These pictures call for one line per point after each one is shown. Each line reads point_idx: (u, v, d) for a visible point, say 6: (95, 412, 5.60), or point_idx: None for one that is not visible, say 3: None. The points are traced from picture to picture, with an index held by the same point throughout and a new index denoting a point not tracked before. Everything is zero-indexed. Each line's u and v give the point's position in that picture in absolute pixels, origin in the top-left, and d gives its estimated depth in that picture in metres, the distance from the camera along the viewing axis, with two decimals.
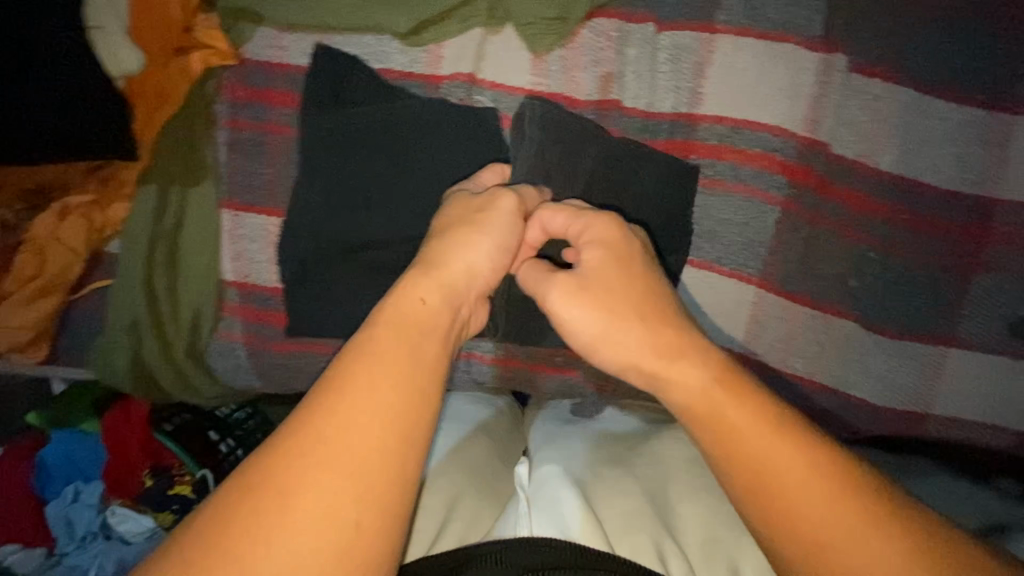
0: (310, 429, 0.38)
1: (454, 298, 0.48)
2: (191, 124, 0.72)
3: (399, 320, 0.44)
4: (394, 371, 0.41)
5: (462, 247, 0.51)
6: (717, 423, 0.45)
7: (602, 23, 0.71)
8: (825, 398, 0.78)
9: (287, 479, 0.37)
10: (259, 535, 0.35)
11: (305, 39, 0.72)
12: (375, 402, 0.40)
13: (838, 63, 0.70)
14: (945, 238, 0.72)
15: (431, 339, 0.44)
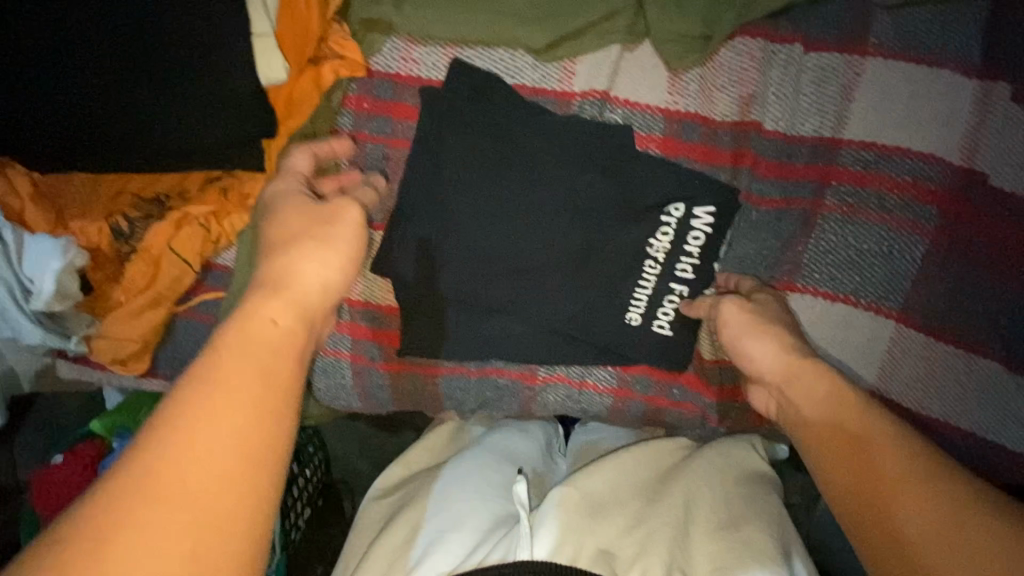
0: (165, 430, 0.40)
1: (291, 313, 0.50)
2: (317, 137, 0.70)
3: (247, 338, 0.46)
4: (264, 373, 0.44)
5: (312, 263, 0.53)
6: (806, 393, 0.59)
7: (745, 43, 0.69)
8: (969, 449, 0.70)
9: (174, 474, 0.38)
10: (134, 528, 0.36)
11: (438, 51, 0.70)
12: (228, 412, 0.42)
13: (999, 90, 0.66)
14: None
15: (286, 357, 0.47)
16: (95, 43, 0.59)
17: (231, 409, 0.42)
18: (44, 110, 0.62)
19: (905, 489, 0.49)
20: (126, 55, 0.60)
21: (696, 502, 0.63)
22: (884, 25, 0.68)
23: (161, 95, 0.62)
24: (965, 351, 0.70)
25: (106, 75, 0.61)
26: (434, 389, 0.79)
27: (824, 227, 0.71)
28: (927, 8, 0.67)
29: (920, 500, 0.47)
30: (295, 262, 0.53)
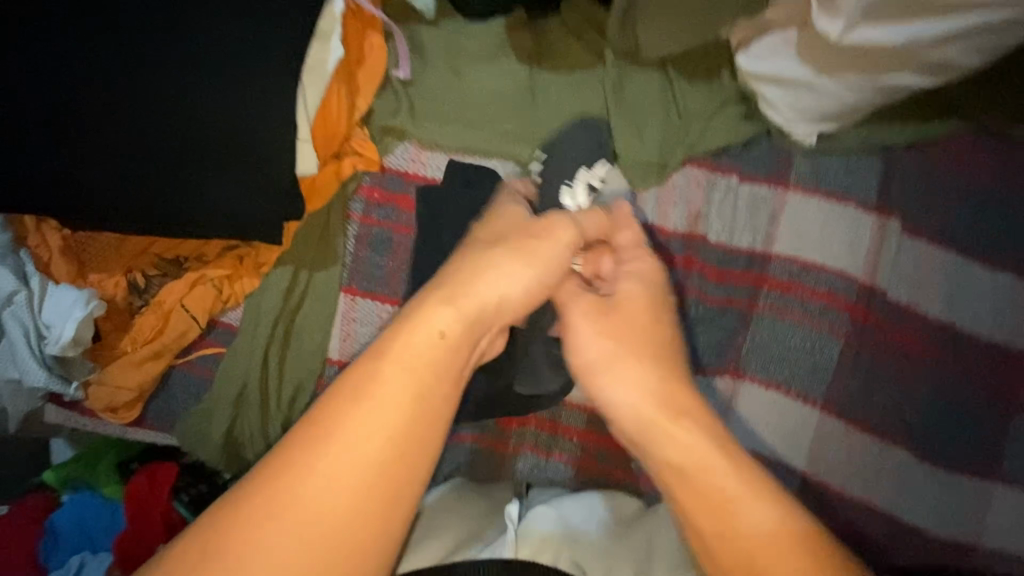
0: (338, 420, 0.47)
1: (465, 330, 0.53)
2: (331, 217, 0.81)
3: (416, 345, 0.51)
4: (418, 390, 0.49)
5: (497, 278, 0.56)
6: (693, 462, 0.53)
7: (694, 171, 0.85)
8: (882, 526, 0.80)
9: (331, 457, 0.46)
10: (299, 489, 0.44)
11: (441, 156, 0.83)
12: (399, 393, 0.48)
13: (893, 226, 0.83)
14: (986, 381, 0.81)
15: (445, 375, 0.51)
16: (163, 129, 0.70)
17: (403, 399, 0.48)
18: (103, 181, 0.71)
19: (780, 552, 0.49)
20: (183, 140, 0.71)
21: (656, 542, 0.69)
22: (802, 167, 0.85)
23: (228, 178, 0.72)
24: (877, 438, 0.81)
25: (181, 157, 0.71)
26: None
27: (758, 324, 0.84)
28: (834, 157, 0.85)
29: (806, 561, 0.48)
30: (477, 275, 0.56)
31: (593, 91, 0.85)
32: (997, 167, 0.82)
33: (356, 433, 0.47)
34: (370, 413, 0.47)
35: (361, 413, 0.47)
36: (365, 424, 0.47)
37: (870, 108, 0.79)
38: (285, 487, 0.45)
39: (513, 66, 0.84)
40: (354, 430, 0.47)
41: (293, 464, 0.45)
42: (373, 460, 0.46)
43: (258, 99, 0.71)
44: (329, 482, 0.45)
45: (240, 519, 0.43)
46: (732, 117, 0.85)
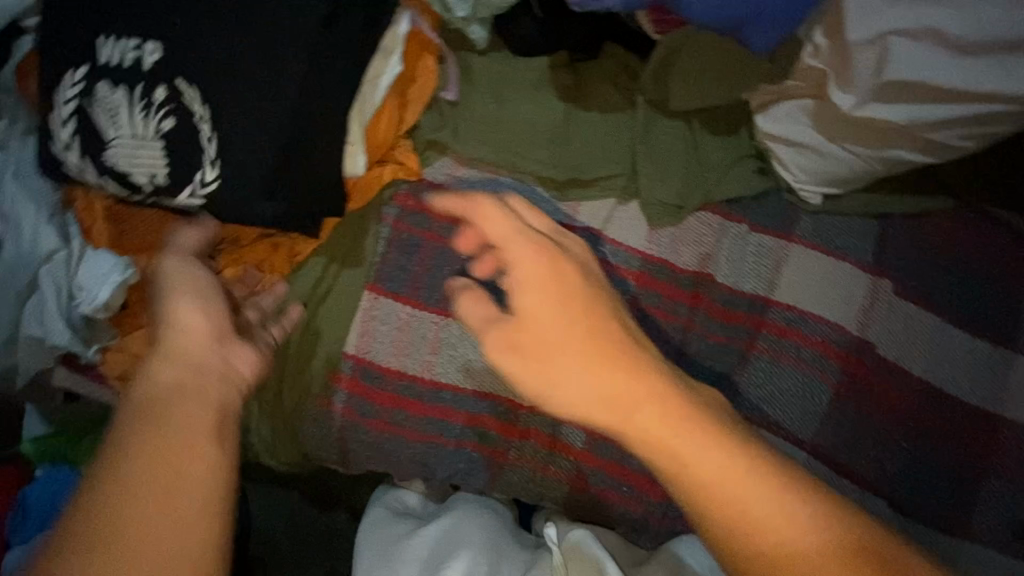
0: (122, 473, 0.49)
1: (188, 364, 0.60)
2: (365, 218, 0.85)
3: (162, 369, 0.58)
4: (191, 420, 0.55)
5: (168, 313, 0.64)
6: (674, 460, 0.51)
7: (708, 216, 0.92)
8: None
9: (138, 506, 0.48)
10: (127, 537, 0.47)
11: (476, 172, 0.89)
12: (188, 422, 0.54)
13: (883, 285, 0.90)
14: (964, 442, 0.86)
15: (176, 387, 0.57)
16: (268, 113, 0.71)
17: (214, 431, 0.55)
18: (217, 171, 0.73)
19: (805, 534, 0.49)
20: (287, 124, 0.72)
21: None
22: (806, 223, 0.92)
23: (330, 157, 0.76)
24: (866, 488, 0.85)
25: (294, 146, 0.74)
26: (409, 454, 0.85)
27: (756, 366, 0.88)
28: (836, 218, 0.92)
29: (817, 520, 0.49)
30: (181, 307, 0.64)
31: (623, 134, 0.92)
32: (981, 242, 0.90)
33: (135, 491, 0.49)
34: (142, 479, 0.49)
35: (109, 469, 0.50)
36: (146, 483, 0.49)
37: (871, 177, 0.87)
38: (110, 550, 0.46)
39: (552, 103, 0.92)
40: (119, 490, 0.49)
41: (104, 538, 0.46)
42: (165, 506, 0.49)
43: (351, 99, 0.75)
44: (97, 551, 0.45)
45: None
46: (746, 171, 0.92)
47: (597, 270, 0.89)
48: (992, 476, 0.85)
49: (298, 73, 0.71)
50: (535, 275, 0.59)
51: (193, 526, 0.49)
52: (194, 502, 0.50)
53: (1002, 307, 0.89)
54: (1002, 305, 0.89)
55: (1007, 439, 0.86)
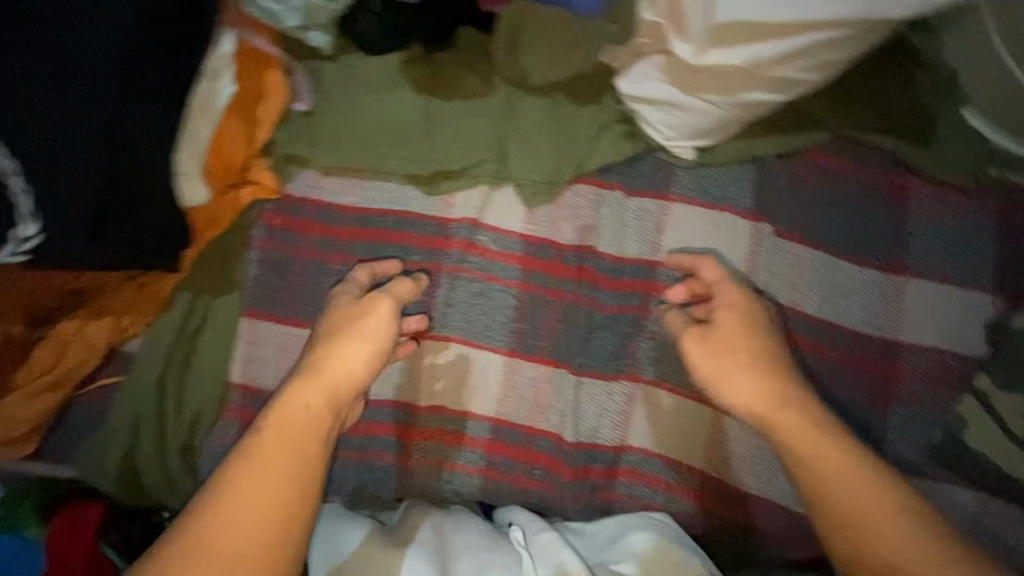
0: (225, 485, 0.63)
1: (286, 410, 0.68)
2: (230, 244, 0.83)
3: (297, 418, 0.68)
4: (278, 456, 0.65)
5: (346, 354, 0.73)
6: (808, 480, 0.69)
7: (583, 188, 0.91)
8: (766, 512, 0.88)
9: (226, 519, 0.61)
10: (208, 547, 0.60)
11: (340, 180, 0.88)
12: (273, 457, 0.65)
13: (764, 230, 0.89)
14: (865, 374, 0.86)
15: (310, 440, 0.67)
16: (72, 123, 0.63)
17: (294, 467, 0.65)
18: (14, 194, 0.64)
19: (891, 523, 0.65)
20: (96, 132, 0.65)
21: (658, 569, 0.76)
22: (683, 179, 0.91)
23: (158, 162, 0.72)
24: None
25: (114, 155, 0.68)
26: None
27: (652, 330, 0.89)
28: (713, 169, 0.91)
29: (900, 522, 0.64)
30: (333, 351, 0.73)
31: (486, 118, 0.90)
32: (858, 170, 0.89)
33: (240, 497, 0.62)
34: (246, 491, 0.63)
35: (229, 479, 0.64)
36: (247, 495, 0.63)
37: (737, 124, 0.86)
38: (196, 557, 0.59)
39: (409, 97, 0.90)
40: (225, 498, 0.62)
41: (198, 537, 0.60)
42: (254, 528, 0.61)
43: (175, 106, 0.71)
44: (194, 555, 0.60)
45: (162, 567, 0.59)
46: (615, 137, 0.91)
47: (480, 260, 0.88)
48: (899, 403, 0.85)
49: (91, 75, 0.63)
50: (734, 318, 0.78)
51: (266, 545, 0.61)
52: (264, 539, 0.61)
53: (888, 233, 0.87)
54: (889, 231, 0.87)
55: (907, 364, 0.85)
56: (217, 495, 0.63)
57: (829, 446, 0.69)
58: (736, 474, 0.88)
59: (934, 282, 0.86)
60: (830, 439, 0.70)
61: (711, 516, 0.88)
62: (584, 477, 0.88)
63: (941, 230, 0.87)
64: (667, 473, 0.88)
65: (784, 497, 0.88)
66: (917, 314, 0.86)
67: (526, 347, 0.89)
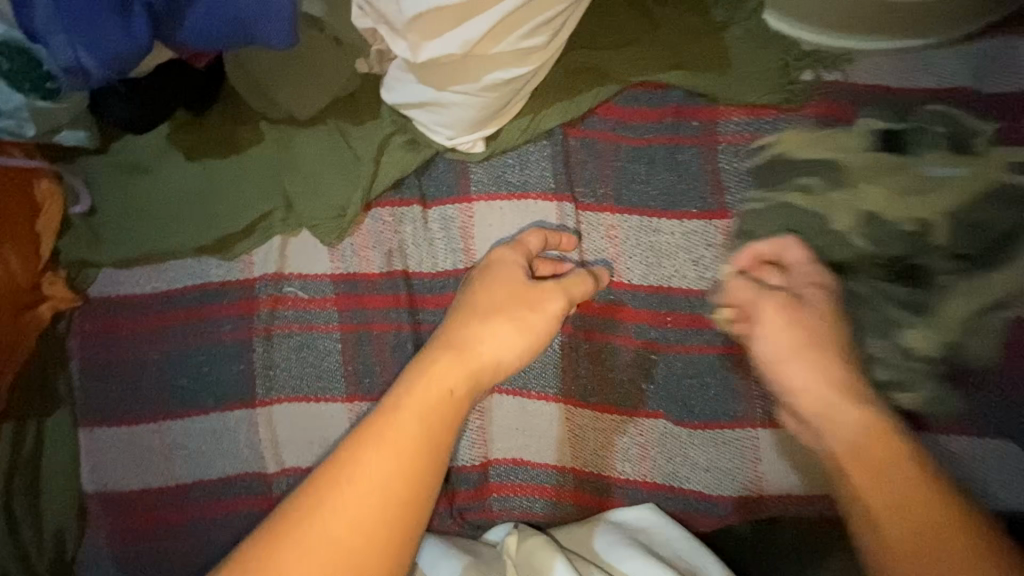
0: (349, 452, 0.55)
1: (445, 396, 0.60)
2: (46, 361, 0.84)
3: (433, 391, 0.59)
4: (418, 442, 0.56)
5: (496, 338, 0.66)
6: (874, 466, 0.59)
7: (380, 212, 0.87)
8: (651, 496, 0.82)
9: (336, 491, 0.53)
10: (319, 517, 0.52)
11: (137, 271, 0.87)
12: (416, 431, 0.56)
13: (570, 207, 0.82)
14: (712, 332, 0.79)
15: (447, 424, 0.58)
16: None
17: (416, 448, 0.56)
18: None
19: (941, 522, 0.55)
20: None
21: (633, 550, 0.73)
22: (478, 175, 0.85)
23: None
24: (627, 416, 0.82)
25: None
26: (187, 563, 0.84)
27: None
28: (505, 157, 0.85)
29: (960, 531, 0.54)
30: (485, 335, 0.66)
31: (264, 167, 0.87)
32: (657, 116, 0.80)
33: (359, 472, 0.53)
34: (376, 466, 0.54)
35: (356, 455, 0.54)
36: (367, 471, 0.54)
37: (506, 106, 0.79)
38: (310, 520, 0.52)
39: (183, 167, 0.87)
40: (350, 481, 0.53)
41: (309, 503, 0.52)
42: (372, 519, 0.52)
43: None
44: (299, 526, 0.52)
45: (271, 537, 0.52)
46: (397, 150, 0.86)
47: (292, 312, 0.86)
48: None
49: None
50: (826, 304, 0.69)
51: (374, 529, 0.52)
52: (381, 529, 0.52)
53: (705, 174, 0.79)
54: (705, 172, 0.79)
55: None
56: (352, 468, 0.54)
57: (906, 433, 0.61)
58: (607, 464, 0.83)
59: (765, 216, 0.77)
60: (841, 418, 0.64)
61: (591, 512, 0.83)
62: (450, 502, 0.85)
63: (759, 157, 0.77)
64: (539, 479, 0.84)
65: (663, 478, 0.82)
66: None
67: (363, 388, 0.85)
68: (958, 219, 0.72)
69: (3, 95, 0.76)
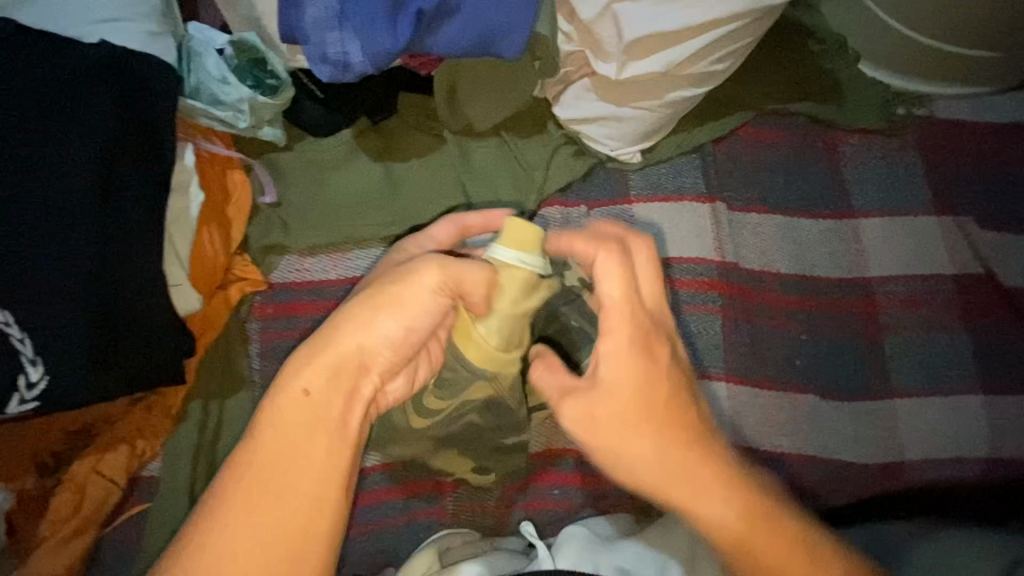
0: (227, 480, 0.55)
1: (300, 418, 0.56)
2: (230, 343, 0.85)
3: (284, 405, 0.56)
4: (302, 484, 0.54)
5: (355, 326, 0.57)
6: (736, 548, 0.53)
7: (550, 210, 0.97)
8: (811, 469, 0.89)
9: (214, 528, 0.53)
10: (211, 548, 0.52)
11: (321, 258, 0.92)
12: (268, 476, 0.54)
13: (721, 208, 0.96)
14: (850, 313, 0.93)
15: (302, 469, 0.55)
16: (72, 243, 0.66)
17: (300, 510, 0.54)
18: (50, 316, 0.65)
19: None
20: (85, 252, 0.67)
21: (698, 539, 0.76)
22: (637, 181, 0.98)
23: (123, 260, 0.71)
24: (783, 390, 0.91)
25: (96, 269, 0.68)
26: (364, 551, 0.84)
27: (694, 319, 0.92)
28: (660, 166, 0.98)
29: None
30: (338, 322, 0.57)
31: (445, 168, 0.96)
32: (789, 137, 0.98)
33: (235, 508, 0.53)
34: (257, 494, 0.54)
35: (247, 483, 0.54)
36: (239, 507, 0.53)
37: (671, 122, 0.93)
38: (204, 547, 0.52)
39: (369, 166, 0.94)
40: (241, 512, 0.53)
41: (209, 534, 0.53)
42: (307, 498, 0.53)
43: (146, 218, 0.73)
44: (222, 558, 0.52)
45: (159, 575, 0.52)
46: (566, 158, 0.98)
47: None
48: (890, 330, 0.92)
49: (79, 203, 0.67)
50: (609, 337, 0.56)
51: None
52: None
53: (832, 184, 0.96)
54: (832, 183, 0.96)
55: (885, 297, 0.93)
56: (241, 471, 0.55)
57: (643, 451, 0.54)
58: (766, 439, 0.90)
59: (883, 217, 0.94)
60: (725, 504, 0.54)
61: None
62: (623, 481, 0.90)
63: (871, 171, 0.96)
64: None
65: (816, 450, 0.90)
66: (875, 249, 0.94)
67: None
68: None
69: (228, 88, 0.83)
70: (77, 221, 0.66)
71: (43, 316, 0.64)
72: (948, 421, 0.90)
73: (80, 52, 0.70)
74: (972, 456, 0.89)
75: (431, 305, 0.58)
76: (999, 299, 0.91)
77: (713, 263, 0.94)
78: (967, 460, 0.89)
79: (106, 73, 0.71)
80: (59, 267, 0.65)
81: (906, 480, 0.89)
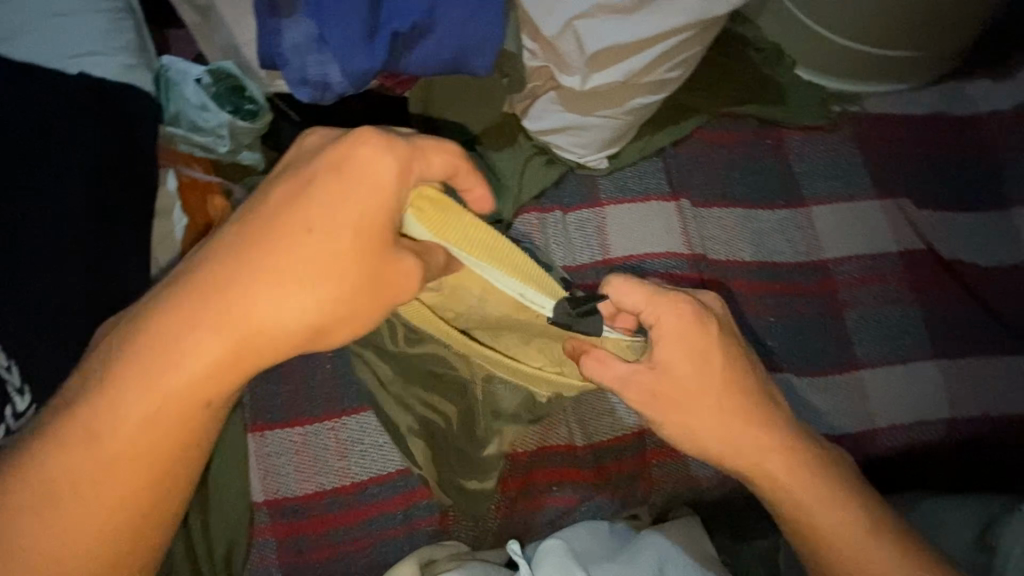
0: (91, 416, 0.49)
1: (186, 385, 0.49)
2: None
3: (176, 365, 0.48)
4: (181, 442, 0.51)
5: (270, 296, 0.48)
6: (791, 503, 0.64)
7: (527, 217, 1.02)
8: None
9: (74, 464, 0.50)
10: (71, 481, 0.50)
11: None
12: (134, 426, 0.49)
13: (685, 205, 1.02)
14: (812, 293, 1.00)
15: (177, 430, 0.50)
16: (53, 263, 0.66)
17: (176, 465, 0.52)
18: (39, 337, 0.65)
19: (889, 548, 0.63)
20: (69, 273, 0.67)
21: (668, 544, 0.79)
22: (605, 186, 1.04)
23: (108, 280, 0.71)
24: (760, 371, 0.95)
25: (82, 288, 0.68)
26: (362, 565, 0.83)
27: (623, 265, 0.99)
28: (626, 170, 1.04)
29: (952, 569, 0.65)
30: (254, 286, 0.47)
31: None
32: (740, 138, 1.06)
33: (99, 449, 0.50)
34: (126, 442, 0.50)
35: (114, 427, 0.49)
36: (103, 447, 0.50)
37: (632, 129, 1.00)
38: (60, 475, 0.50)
39: None
40: (105, 451, 0.50)
41: (69, 467, 0.50)
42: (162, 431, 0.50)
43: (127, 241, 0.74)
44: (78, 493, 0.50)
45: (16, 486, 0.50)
46: (538, 167, 1.03)
47: None
48: (850, 307, 0.99)
49: (62, 225, 0.67)
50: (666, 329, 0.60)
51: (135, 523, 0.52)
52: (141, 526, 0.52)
53: (783, 177, 1.04)
54: (783, 177, 1.04)
55: (841, 276, 1.00)
56: (108, 377, 0.49)
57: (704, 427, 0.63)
58: None
59: (830, 205, 1.03)
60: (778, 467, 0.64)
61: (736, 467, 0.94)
62: (618, 471, 0.92)
63: (816, 165, 1.05)
64: None
65: None
66: (827, 233, 1.02)
67: None
68: (954, 203, 1.03)
69: (207, 114, 0.85)
70: (67, 246, 0.67)
71: (28, 343, 0.64)
72: (911, 387, 0.97)
73: (62, 78, 0.73)
74: (936, 419, 0.95)
75: (370, 299, 0.50)
76: (940, 272, 1.00)
77: (684, 257, 0.99)
78: (932, 423, 0.95)
79: (90, 106, 0.73)
80: (52, 296, 0.66)
81: (880, 447, 0.95)
